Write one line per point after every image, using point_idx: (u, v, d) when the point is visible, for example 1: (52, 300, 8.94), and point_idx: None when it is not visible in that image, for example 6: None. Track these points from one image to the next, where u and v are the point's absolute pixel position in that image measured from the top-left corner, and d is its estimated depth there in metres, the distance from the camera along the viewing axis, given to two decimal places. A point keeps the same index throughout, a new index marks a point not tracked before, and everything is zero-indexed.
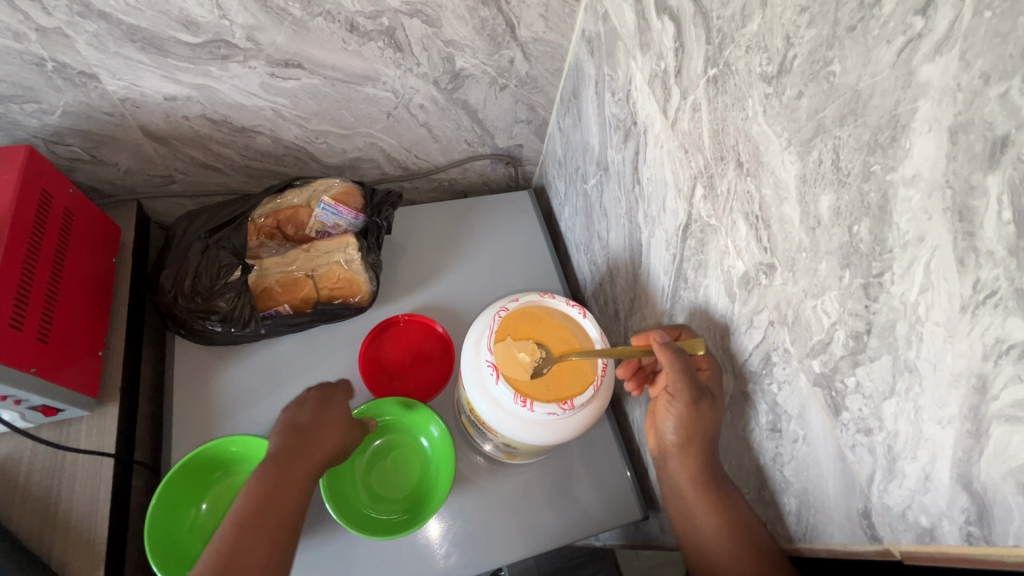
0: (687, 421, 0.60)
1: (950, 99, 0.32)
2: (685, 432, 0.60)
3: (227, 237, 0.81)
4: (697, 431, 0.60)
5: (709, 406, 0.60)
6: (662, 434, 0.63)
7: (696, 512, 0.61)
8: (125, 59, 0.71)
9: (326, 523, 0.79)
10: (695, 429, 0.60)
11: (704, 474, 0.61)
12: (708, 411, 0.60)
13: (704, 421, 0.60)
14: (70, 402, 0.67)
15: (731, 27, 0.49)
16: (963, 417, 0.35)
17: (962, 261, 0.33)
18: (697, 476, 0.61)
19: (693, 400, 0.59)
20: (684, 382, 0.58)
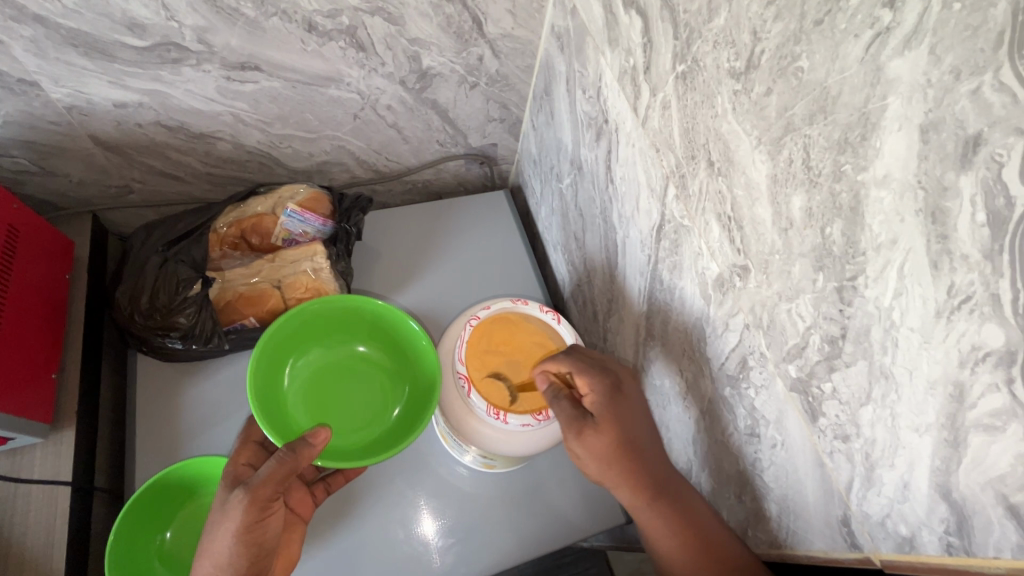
0: (591, 450, 0.58)
1: (920, 95, 0.31)
2: (600, 461, 0.58)
3: (186, 249, 0.77)
4: (608, 456, 0.57)
5: (604, 428, 0.58)
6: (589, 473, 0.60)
7: (650, 528, 0.57)
8: (67, 65, 0.67)
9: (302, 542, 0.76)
10: (604, 453, 0.57)
11: (647, 487, 0.57)
12: (605, 436, 0.58)
13: (601, 446, 0.57)
14: (21, 430, 0.63)
15: (698, 21, 0.47)
16: (941, 425, 0.34)
17: (936, 265, 0.32)
18: (639, 492, 0.57)
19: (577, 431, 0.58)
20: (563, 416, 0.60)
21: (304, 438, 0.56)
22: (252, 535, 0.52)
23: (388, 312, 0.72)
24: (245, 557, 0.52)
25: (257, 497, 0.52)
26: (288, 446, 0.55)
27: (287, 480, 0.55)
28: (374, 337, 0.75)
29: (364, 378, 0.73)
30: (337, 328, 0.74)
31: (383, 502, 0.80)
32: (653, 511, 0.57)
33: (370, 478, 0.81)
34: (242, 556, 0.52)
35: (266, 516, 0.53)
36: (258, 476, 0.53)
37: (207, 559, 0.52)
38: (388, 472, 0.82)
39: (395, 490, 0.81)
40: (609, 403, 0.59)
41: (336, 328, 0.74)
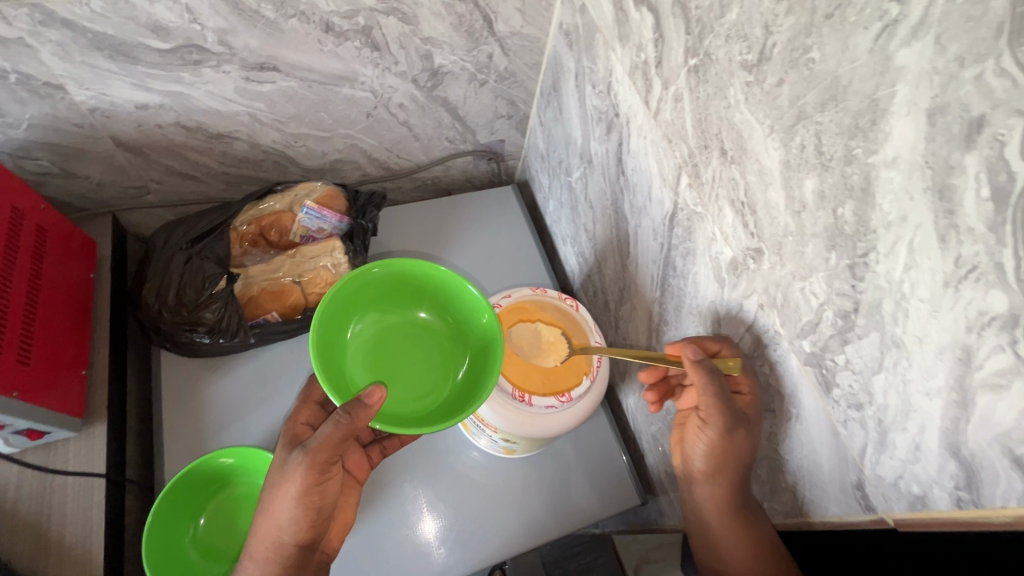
0: (719, 449, 0.57)
1: (927, 82, 0.33)
2: (715, 462, 0.58)
3: (210, 246, 0.79)
4: (728, 461, 0.57)
5: (751, 437, 0.56)
6: (690, 458, 0.61)
7: (720, 533, 0.60)
8: (92, 68, 0.68)
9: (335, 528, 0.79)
10: (726, 456, 0.57)
11: (726, 504, 0.58)
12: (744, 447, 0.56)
13: (733, 454, 0.56)
14: (56, 424, 0.65)
15: (710, 16, 0.50)
16: (950, 388, 0.36)
17: (944, 239, 0.34)
18: (725, 507, 0.58)
19: (727, 429, 0.55)
20: (719, 405, 0.54)
21: (354, 401, 0.53)
22: (310, 498, 0.54)
23: (455, 284, 0.69)
24: (304, 520, 0.55)
25: (313, 464, 0.53)
26: (340, 413, 0.53)
27: (340, 445, 0.55)
28: (433, 308, 0.72)
29: (419, 348, 0.71)
30: (397, 295, 0.71)
31: (405, 490, 0.82)
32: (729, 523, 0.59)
33: (391, 466, 0.83)
34: (302, 518, 0.54)
35: (323, 481, 0.55)
36: (313, 444, 0.53)
37: (268, 518, 0.54)
38: (411, 461, 0.84)
39: (416, 478, 0.83)
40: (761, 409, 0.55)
41: (395, 295, 0.71)
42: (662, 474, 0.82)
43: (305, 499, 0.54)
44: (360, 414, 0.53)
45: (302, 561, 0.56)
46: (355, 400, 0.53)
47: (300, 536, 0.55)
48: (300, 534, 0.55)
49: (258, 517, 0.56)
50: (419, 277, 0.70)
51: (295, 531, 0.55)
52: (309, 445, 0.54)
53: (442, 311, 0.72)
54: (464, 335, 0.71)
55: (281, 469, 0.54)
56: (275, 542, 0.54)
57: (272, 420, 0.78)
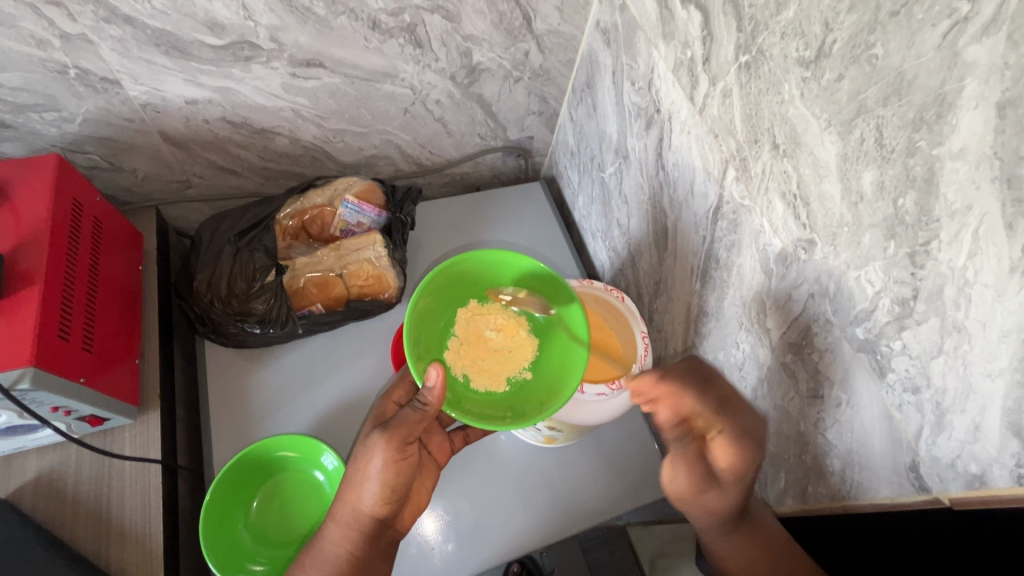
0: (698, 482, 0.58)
1: (998, 77, 0.35)
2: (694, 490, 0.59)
3: (258, 239, 0.80)
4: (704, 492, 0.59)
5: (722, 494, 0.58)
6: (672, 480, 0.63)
7: (716, 544, 0.62)
8: (148, 63, 0.70)
9: None
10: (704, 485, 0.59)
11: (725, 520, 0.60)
12: (724, 494, 0.58)
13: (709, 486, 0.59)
14: (115, 411, 0.66)
15: (765, 14, 0.52)
16: (1014, 368, 0.38)
17: (1011, 226, 0.36)
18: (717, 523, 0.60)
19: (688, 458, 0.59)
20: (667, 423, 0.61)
21: (425, 385, 0.60)
22: (393, 473, 0.60)
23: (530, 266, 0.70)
24: (382, 494, 0.60)
25: (395, 439, 0.60)
26: (422, 395, 0.60)
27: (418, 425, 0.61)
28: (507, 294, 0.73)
29: (504, 330, 0.70)
30: (481, 284, 0.72)
31: (445, 477, 0.85)
32: (726, 534, 0.61)
33: None
34: (384, 491, 0.60)
35: (402, 459, 0.60)
36: (397, 420, 0.60)
37: (352, 489, 0.60)
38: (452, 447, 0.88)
39: (453, 466, 0.87)
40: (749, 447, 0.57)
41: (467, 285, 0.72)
42: None
43: (389, 474, 0.59)
44: (434, 395, 0.59)
45: (379, 535, 0.61)
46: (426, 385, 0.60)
47: (377, 510, 0.60)
48: (377, 509, 0.60)
49: (342, 489, 0.61)
50: (509, 266, 0.71)
51: (374, 504, 0.60)
52: (393, 422, 0.61)
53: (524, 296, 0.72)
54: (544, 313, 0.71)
55: (364, 444, 0.61)
56: (355, 512, 0.60)
57: (317, 409, 0.80)
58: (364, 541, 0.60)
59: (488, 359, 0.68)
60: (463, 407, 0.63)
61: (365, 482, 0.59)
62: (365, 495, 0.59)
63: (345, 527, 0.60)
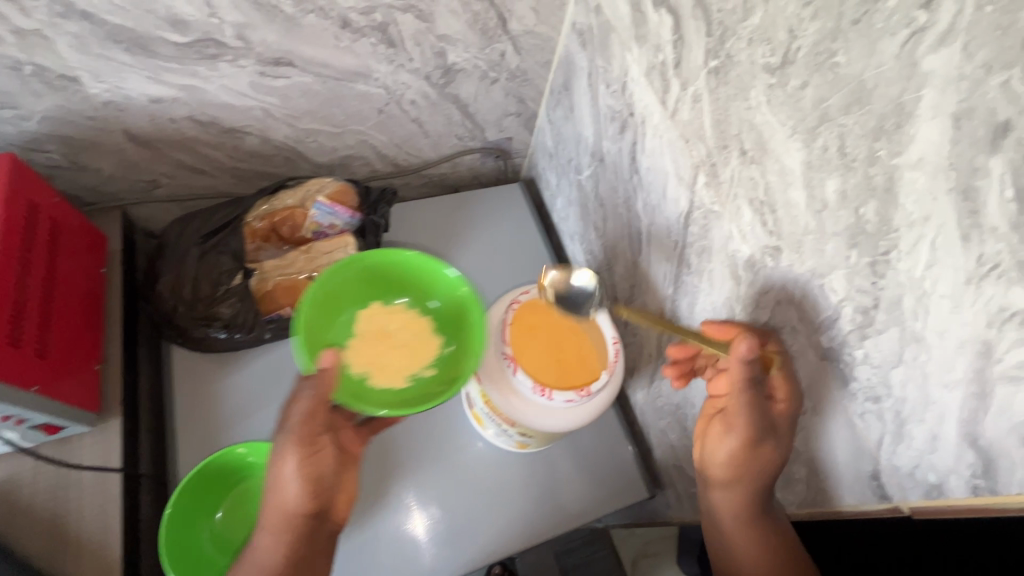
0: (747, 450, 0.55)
1: (954, 87, 0.35)
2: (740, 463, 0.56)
3: (225, 241, 0.79)
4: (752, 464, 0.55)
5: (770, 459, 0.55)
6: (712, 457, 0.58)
7: (735, 535, 0.59)
8: (108, 61, 0.68)
9: (361, 518, 0.81)
10: (748, 466, 0.55)
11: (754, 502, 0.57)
12: (772, 459, 0.55)
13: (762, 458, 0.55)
14: (72, 418, 0.65)
15: (732, 19, 0.51)
16: (969, 380, 0.38)
17: (966, 238, 0.36)
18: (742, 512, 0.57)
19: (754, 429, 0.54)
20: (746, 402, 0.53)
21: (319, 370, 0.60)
22: (308, 468, 0.59)
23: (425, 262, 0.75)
24: (305, 490, 0.59)
25: (300, 432, 0.59)
26: (308, 383, 0.60)
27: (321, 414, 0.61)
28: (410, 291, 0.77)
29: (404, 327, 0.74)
30: (382, 284, 0.77)
31: (419, 483, 0.84)
32: (745, 526, 0.58)
33: (407, 456, 0.86)
34: (304, 487, 0.59)
35: (316, 449, 0.60)
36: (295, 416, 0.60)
37: (274, 492, 0.59)
38: (428, 451, 0.87)
39: (428, 470, 0.86)
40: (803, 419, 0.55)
41: (371, 286, 0.76)
42: (671, 468, 0.85)
43: (302, 467, 0.59)
44: (320, 379, 0.60)
45: (313, 528, 0.60)
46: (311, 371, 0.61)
47: (303, 505, 0.59)
48: (304, 504, 0.59)
49: (269, 493, 0.60)
50: (406, 265, 0.76)
51: (299, 501, 0.59)
52: (292, 421, 0.60)
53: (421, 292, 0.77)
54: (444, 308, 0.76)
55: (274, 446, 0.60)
56: (284, 513, 0.59)
57: None
58: (297, 537, 0.59)
59: (387, 354, 0.71)
60: (365, 399, 0.66)
61: (284, 481, 0.59)
62: (287, 496, 0.59)
63: (274, 530, 0.59)
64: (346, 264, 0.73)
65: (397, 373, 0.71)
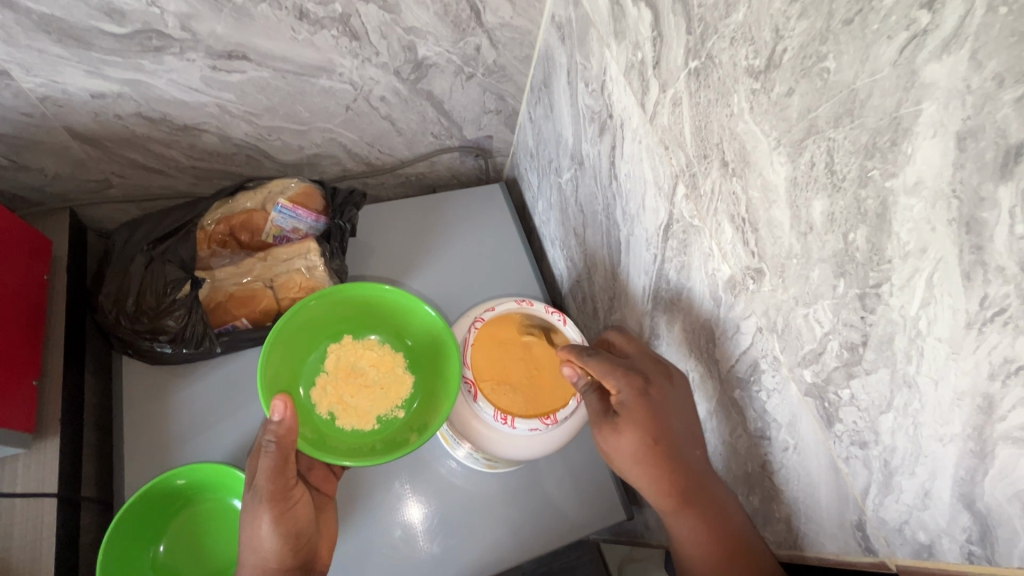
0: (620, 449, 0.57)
1: (958, 102, 0.30)
2: (636, 464, 0.57)
3: (172, 248, 0.73)
4: (633, 457, 0.57)
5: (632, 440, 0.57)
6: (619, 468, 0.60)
7: (676, 525, 0.58)
8: (40, 53, 0.63)
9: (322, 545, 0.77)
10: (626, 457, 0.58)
11: (671, 488, 0.56)
12: (629, 438, 0.57)
13: (632, 450, 0.57)
14: (1, 441, 0.60)
15: (714, 16, 0.46)
16: (967, 436, 0.33)
17: (968, 276, 0.31)
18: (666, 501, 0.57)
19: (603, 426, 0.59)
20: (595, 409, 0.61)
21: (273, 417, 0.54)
22: (284, 524, 0.55)
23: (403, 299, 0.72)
24: (284, 546, 0.55)
25: (271, 488, 0.55)
26: (269, 436, 0.54)
27: (286, 462, 0.56)
28: (387, 327, 0.75)
29: (377, 365, 0.72)
30: (356, 315, 0.74)
31: (385, 504, 0.79)
32: (680, 514, 0.57)
33: (368, 478, 0.80)
34: (283, 544, 0.55)
35: (290, 502, 0.56)
36: (259, 474, 0.54)
37: (249, 554, 0.55)
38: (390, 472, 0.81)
39: (392, 492, 0.80)
40: (663, 407, 0.58)
41: (342, 320, 0.74)
42: None
43: (277, 524, 0.55)
44: (281, 428, 0.54)
45: None
46: (268, 421, 0.54)
47: (283, 560, 0.55)
48: (284, 559, 0.55)
49: (244, 552, 0.56)
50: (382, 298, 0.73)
51: (278, 559, 0.55)
52: (257, 479, 0.55)
53: (396, 326, 0.75)
54: (418, 348, 0.74)
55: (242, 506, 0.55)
56: (261, 571, 0.55)
57: (240, 433, 0.74)
58: None
59: (357, 394, 0.70)
60: (327, 446, 0.65)
61: (261, 541, 0.54)
62: (265, 555, 0.54)
63: None
64: (318, 296, 0.70)
65: (364, 416, 0.69)
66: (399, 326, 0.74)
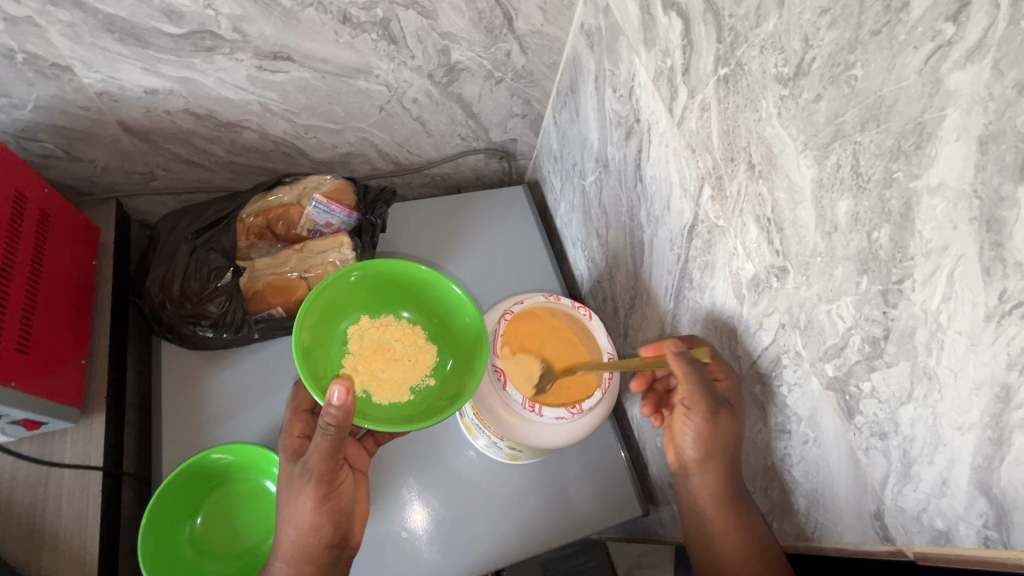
0: (709, 433, 0.59)
1: (981, 107, 0.32)
2: (704, 446, 0.60)
3: (216, 238, 0.78)
4: (717, 443, 0.59)
5: (732, 422, 0.59)
6: (682, 450, 0.63)
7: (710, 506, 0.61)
8: (101, 50, 0.67)
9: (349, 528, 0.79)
10: (714, 444, 0.59)
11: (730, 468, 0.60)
12: (732, 423, 0.58)
13: (727, 432, 0.59)
14: (54, 415, 0.63)
15: (744, 26, 0.48)
16: (984, 425, 0.35)
17: (988, 271, 0.33)
18: (720, 493, 0.60)
19: (710, 411, 0.58)
20: (701, 394, 0.58)
21: (329, 403, 0.54)
22: (327, 503, 0.58)
23: (420, 273, 0.75)
24: (325, 523, 0.58)
25: (320, 470, 0.57)
26: (326, 422, 0.54)
27: (336, 446, 0.57)
28: (400, 304, 0.78)
29: (400, 339, 0.75)
30: (373, 294, 0.76)
31: (407, 493, 0.82)
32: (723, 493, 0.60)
33: (392, 466, 0.83)
34: (324, 521, 0.58)
35: (334, 483, 0.59)
36: (311, 456, 0.56)
37: (289, 529, 0.57)
38: (413, 461, 0.84)
39: (415, 479, 0.83)
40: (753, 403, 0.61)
41: (357, 301, 0.76)
42: (666, 486, 0.81)
43: (319, 505, 0.58)
44: (339, 415, 0.54)
45: (334, 558, 0.59)
46: (327, 408, 0.54)
47: (323, 536, 0.58)
48: (323, 535, 0.58)
49: (280, 526, 0.59)
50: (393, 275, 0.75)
51: (318, 535, 0.58)
52: (309, 459, 0.57)
53: (409, 300, 0.77)
54: (437, 319, 0.77)
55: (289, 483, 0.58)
56: (301, 545, 0.58)
57: (272, 417, 0.77)
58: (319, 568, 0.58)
59: (386, 368, 0.72)
60: (371, 416, 0.66)
61: (303, 519, 0.57)
62: (306, 531, 0.57)
63: (294, 564, 0.58)
64: (335, 277, 0.72)
65: (398, 388, 0.71)
66: (413, 300, 0.77)
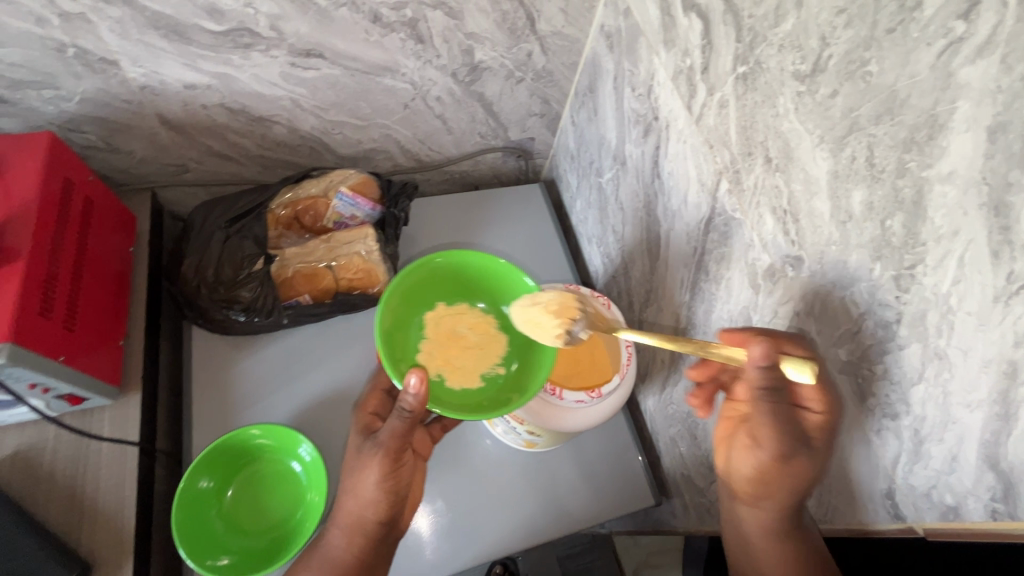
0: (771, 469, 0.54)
1: (989, 100, 0.34)
2: (764, 482, 0.55)
3: (248, 227, 0.80)
4: (782, 482, 0.53)
5: (811, 461, 0.52)
6: (732, 473, 0.58)
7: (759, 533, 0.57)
8: (147, 46, 0.70)
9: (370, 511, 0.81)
10: (774, 480, 0.54)
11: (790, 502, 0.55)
12: (812, 461, 0.52)
13: (802, 472, 0.52)
14: (95, 391, 0.67)
15: (763, 26, 0.51)
16: (992, 401, 0.37)
17: (996, 254, 0.35)
18: (770, 524, 0.56)
19: (785, 448, 0.52)
20: (778, 426, 0.51)
21: (407, 389, 0.57)
22: (389, 482, 0.60)
23: (495, 266, 0.75)
24: (386, 502, 0.60)
25: (388, 449, 0.60)
26: (404, 406, 0.58)
27: (409, 429, 0.60)
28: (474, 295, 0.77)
29: (473, 328, 0.73)
30: (449, 283, 0.76)
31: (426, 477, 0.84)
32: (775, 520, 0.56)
33: None
34: (383, 499, 0.60)
35: (399, 465, 0.61)
36: (384, 435, 0.59)
37: (350, 499, 0.60)
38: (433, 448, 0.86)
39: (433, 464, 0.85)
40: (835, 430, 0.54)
41: (435, 289, 0.75)
42: (678, 476, 0.83)
43: (384, 485, 0.60)
44: (416, 401, 0.57)
45: (385, 537, 0.61)
46: (405, 393, 0.57)
47: (379, 514, 0.60)
48: (380, 513, 0.60)
49: (343, 496, 0.62)
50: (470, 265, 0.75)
51: (377, 512, 0.60)
52: (382, 436, 0.60)
53: (483, 291, 0.76)
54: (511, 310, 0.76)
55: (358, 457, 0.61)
56: (358, 518, 0.60)
57: (298, 400, 0.79)
58: (369, 547, 0.60)
59: (460, 355, 0.71)
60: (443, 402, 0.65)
61: (364, 495, 0.60)
62: (367, 508, 0.60)
63: (349, 540, 0.60)
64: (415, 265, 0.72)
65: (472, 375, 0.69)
66: (488, 291, 0.76)
